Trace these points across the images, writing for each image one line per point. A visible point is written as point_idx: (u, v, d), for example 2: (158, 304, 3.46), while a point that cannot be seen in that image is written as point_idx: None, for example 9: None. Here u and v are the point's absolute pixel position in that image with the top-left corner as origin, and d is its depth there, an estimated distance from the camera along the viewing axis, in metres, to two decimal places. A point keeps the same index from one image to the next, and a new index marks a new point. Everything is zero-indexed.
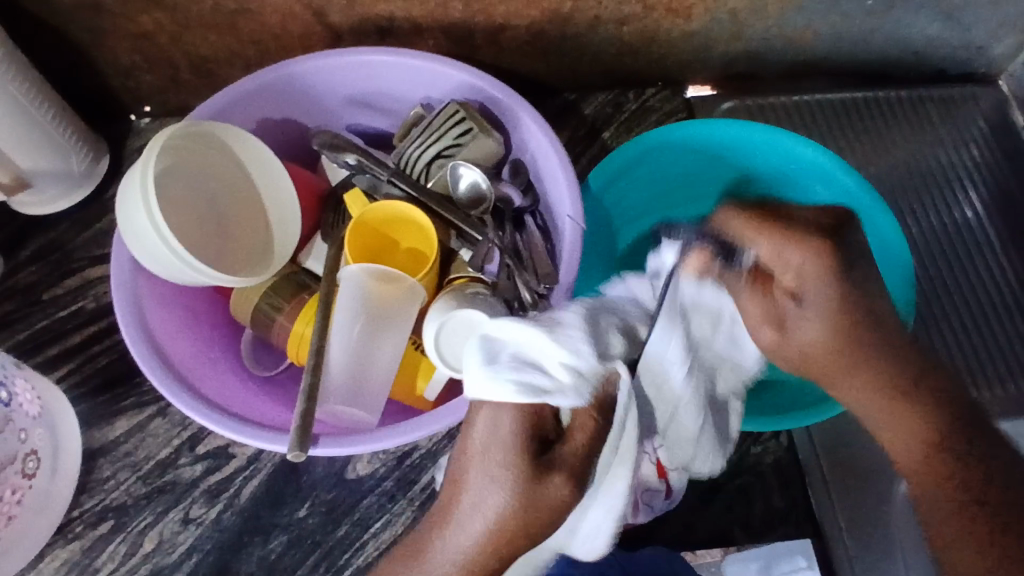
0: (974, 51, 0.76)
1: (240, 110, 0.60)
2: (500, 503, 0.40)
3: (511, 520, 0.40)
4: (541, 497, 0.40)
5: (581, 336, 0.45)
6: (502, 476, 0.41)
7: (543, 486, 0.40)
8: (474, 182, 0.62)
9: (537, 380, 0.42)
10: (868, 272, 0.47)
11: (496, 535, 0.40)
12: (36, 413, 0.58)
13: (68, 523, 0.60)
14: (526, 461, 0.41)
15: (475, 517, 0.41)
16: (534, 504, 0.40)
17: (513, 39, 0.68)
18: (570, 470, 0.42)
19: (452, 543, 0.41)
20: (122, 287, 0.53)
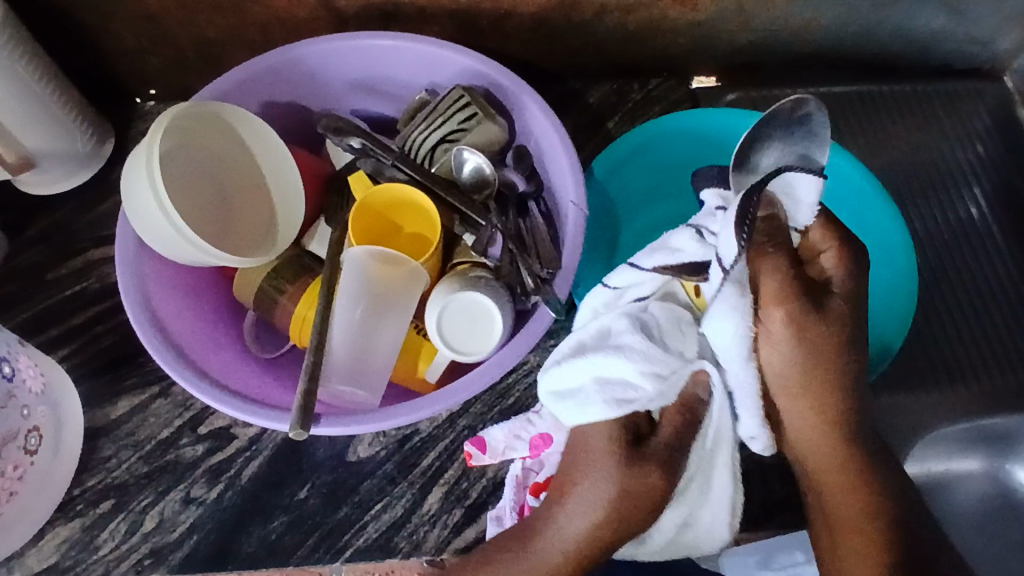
0: (979, 46, 0.76)
1: (246, 92, 0.61)
2: (605, 495, 0.44)
3: (616, 510, 0.44)
4: (637, 481, 0.44)
5: (651, 343, 0.46)
6: (604, 468, 0.44)
7: (638, 475, 0.44)
8: (477, 166, 0.62)
9: (621, 394, 0.46)
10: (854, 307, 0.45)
11: (605, 526, 0.44)
12: (38, 390, 0.58)
13: (69, 501, 0.60)
14: (624, 454, 0.45)
15: (582, 510, 0.45)
16: (635, 494, 0.44)
17: (519, 26, 0.68)
18: (662, 461, 0.45)
19: (563, 535, 0.45)
20: (127, 266, 0.54)
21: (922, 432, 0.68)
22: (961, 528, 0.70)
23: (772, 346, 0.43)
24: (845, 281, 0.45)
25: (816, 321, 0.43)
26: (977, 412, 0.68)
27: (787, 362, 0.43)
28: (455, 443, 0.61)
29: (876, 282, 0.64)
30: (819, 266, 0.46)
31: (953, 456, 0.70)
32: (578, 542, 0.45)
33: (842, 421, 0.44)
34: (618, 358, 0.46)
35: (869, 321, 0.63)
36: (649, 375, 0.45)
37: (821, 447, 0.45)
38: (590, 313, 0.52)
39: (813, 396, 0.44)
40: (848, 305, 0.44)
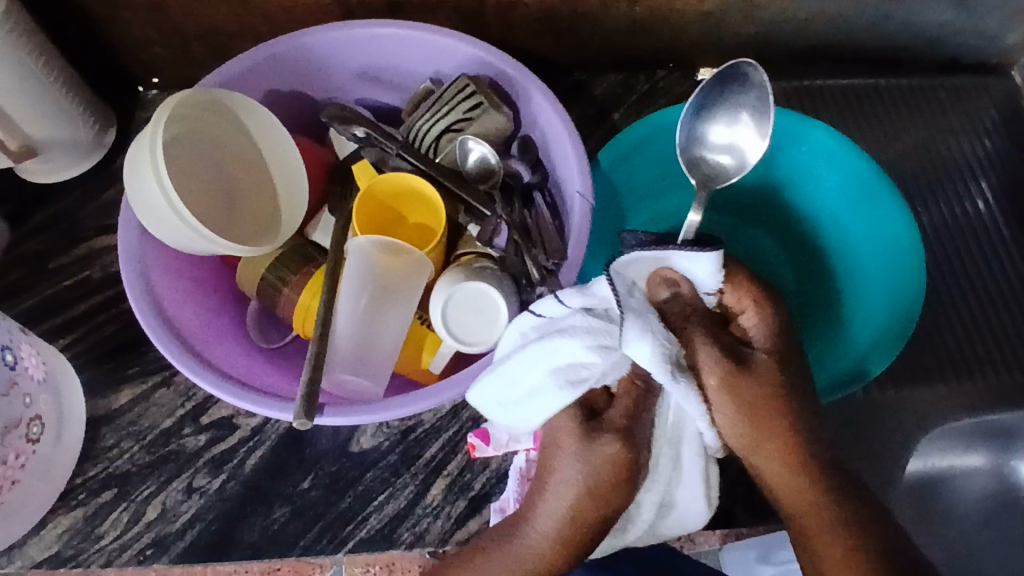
0: (987, 40, 0.76)
1: (250, 80, 0.60)
2: (574, 470, 0.46)
3: (586, 489, 0.46)
4: (597, 453, 0.46)
5: (591, 317, 0.48)
6: (569, 446, 0.47)
7: (600, 449, 0.46)
8: (483, 156, 0.62)
9: (576, 373, 0.47)
10: (783, 362, 0.50)
11: (580, 506, 0.46)
12: (41, 378, 0.58)
13: (72, 490, 0.60)
14: (582, 432, 0.47)
15: (558, 491, 0.47)
16: (599, 470, 0.46)
17: (526, 16, 0.68)
18: (620, 431, 0.46)
19: (543, 520, 0.47)
20: (130, 254, 0.53)
21: (927, 427, 0.67)
22: (964, 524, 0.70)
23: (718, 410, 0.48)
24: (767, 339, 0.50)
25: (747, 379, 0.48)
26: (983, 408, 0.68)
27: (733, 419, 0.48)
28: (458, 435, 0.61)
29: (881, 280, 0.64)
30: (742, 325, 0.50)
31: (958, 452, 0.70)
32: (558, 524, 0.47)
33: (804, 460, 0.48)
34: (565, 339, 0.47)
35: (871, 316, 0.63)
36: (597, 348, 0.47)
37: (794, 486, 0.48)
38: (517, 335, 0.50)
39: (770, 446, 0.48)
40: (776, 361, 0.49)
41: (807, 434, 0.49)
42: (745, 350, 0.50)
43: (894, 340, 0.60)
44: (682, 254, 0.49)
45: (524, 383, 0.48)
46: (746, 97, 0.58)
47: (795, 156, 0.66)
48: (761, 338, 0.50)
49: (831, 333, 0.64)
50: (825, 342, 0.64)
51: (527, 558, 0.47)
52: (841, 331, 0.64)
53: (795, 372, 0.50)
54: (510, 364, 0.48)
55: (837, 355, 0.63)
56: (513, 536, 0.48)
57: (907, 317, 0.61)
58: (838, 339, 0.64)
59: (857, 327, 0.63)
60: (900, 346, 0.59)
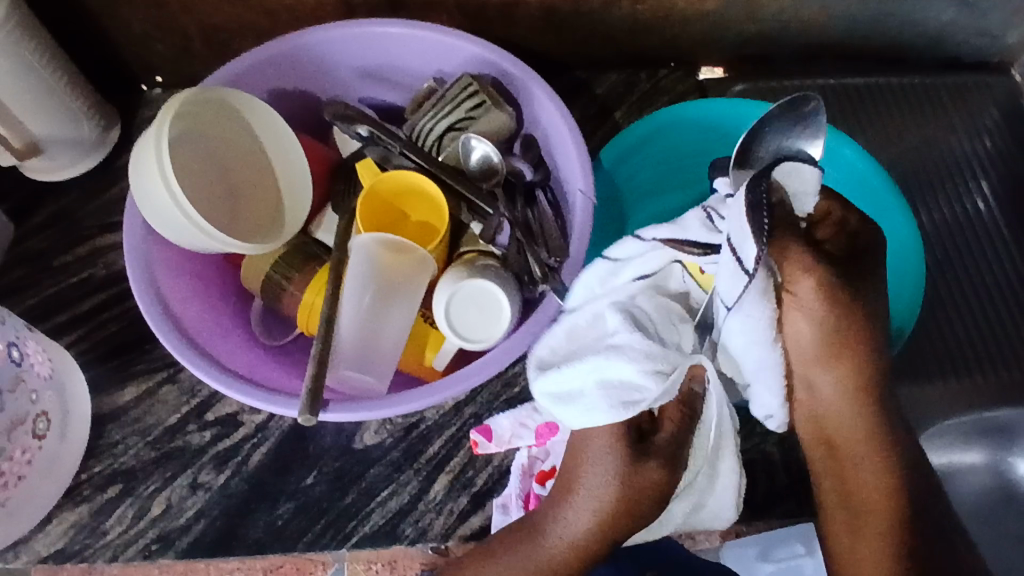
0: (988, 39, 0.76)
1: (254, 78, 0.61)
2: (608, 485, 0.47)
3: (621, 504, 0.47)
4: (638, 476, 0.47)
5: (649, 341, 0.48)
6: (607, 460, 0.47)
7: (641, 469, 0.47)
8: (486, 155, 0.61)
9: (628, 395, 0.47)
10: (873, 285, 0.47)
11: (612, 519, 0.47)
12: (46, 375, 0.58)
13: (77, 486, 0.60)
14: (623, 449, 0.47)
15: (588, 502, 0.48)
16: (639, 487, 0.47)
17: (528, 15, 0.68)
18: (665, 457, 0.48)
19: (570, 528, 0.48)
20: (135, 251, 0.54)
21: (926, 424, 0.68)
22: (963, 521, 0.70)
23: (803, 317, 0.46)
24: (846, 254, 0.48)
25: (843, 289, 0.46)
26: (982, 406, 0.68)
27: (815, 333, 0.46)
28: (461, 431, 0.61)
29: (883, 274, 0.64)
30: (824, 238, 0.48)
31: (957, 448, 0.71)
32: (586, 534, 0.48)
33: (871, 388, 0.47)
34: (620, 360, 0.47)
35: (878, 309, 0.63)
36: (653, 374, 0.47)
37: (858, 412, 0.47)
38: (585, 293, 0.52)
39: (848, 364, 0.47)
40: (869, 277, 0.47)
41: (874, 355, 0.47)
42: (832, 255, 0.47)
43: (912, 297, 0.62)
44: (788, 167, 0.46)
45: (572, 393, 0.48)
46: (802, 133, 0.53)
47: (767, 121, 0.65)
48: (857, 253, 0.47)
49: None
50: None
51: (546, 560, 0.49)
52: None
53: (866, 290, 0.47)
54: (561, 370, 0.49)
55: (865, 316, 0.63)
56: (536, 538, 0.50)
57: (909, 307, 0.62)
58: None
59: None
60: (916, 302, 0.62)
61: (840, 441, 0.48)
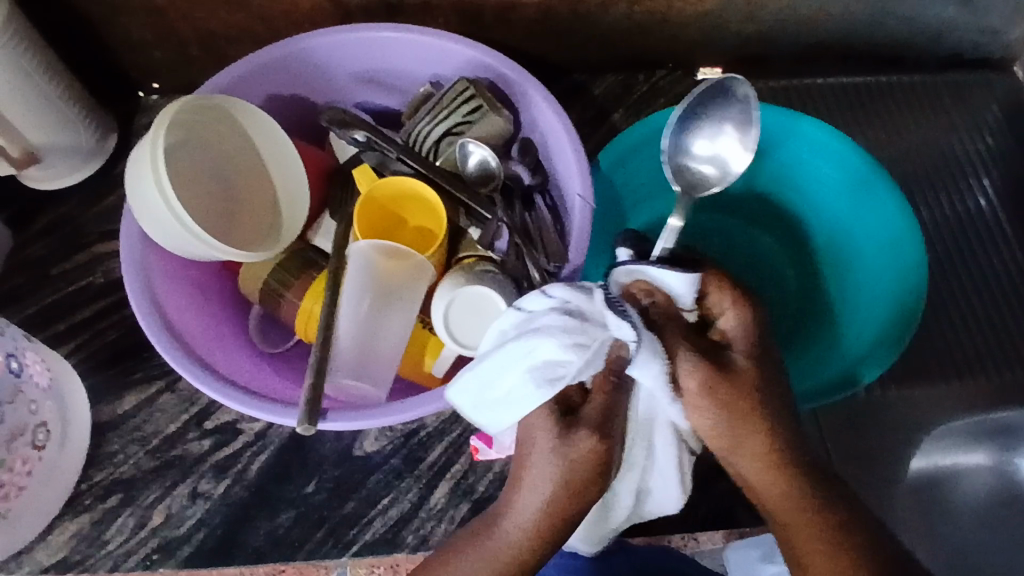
0: (989, 36, 0.75)
1: (251, 84, 0.60)
2: (549, 466, 0.45)
3: (565, 482, 0.45)
4: (571, 449, 0.45)
5: (567, 317, 0.47)
6: (544, 439, 0.46)
7: (578, 445, 0.45)
8: (483, 159, 0.62)
9: (552, 372, 0.46)
10: (764, 366, 0.49)
11: (559, 498, 0.46)
12: (45, 385, 0.58)
13: (77, 496, 0.60)
14: (558, 429, 0.46)
15: (535, 487, 0.46)
16: (581, 461, 0.45)
17: (525, 17, 0.68)
18: (593, 425, 0.46)
19: (522, 512, 0.46)
20: (132, 259, 0.54)
21: (930, 425, 0.67)
22: (969, 523, 0.69)
23: (701, 411, 0.48)
24: (745, 335, 0.49)
25: (728, 383, 0.47)
26: (985, 407, 0.68)
27: (714, 424, 0.48)
28: (461, 438, 0.61)
29: (882, 280, 0.64)
30: (720, 327, 0.50)
31: (962, 450, 0.70)
32: (536, 518, 0.46)
33: (786, 463, 0.47)
34: (541, 338, 0.46)
35: (868, 320, 0.63)
36: (573, 346, 0.46)
37: (776, 487, 0.47)
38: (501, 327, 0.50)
39: (752, 445, 0.47)
40: (755, 362, 0.49)
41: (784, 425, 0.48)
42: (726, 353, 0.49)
43: (893, 342, 0.59)
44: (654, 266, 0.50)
45: (500, 381, 0.47)
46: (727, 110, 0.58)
47: (777, 161, 0.68)
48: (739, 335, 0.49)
49: (829, 331, 0.65)
50: (820, 349, 0.64)
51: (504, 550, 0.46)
52: (841, 328, 0.64)
53: (772, 370, 0.49)
54: (484, 362, 0.48)
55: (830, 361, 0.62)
56: (492, 528, 0.47)
57: (908, 310, 0.60)
58: (831, 342, 0.64)
59: (857, 324, 0.64)
60: (898, 349, 0.59)
61: (771, 509, 0.47)
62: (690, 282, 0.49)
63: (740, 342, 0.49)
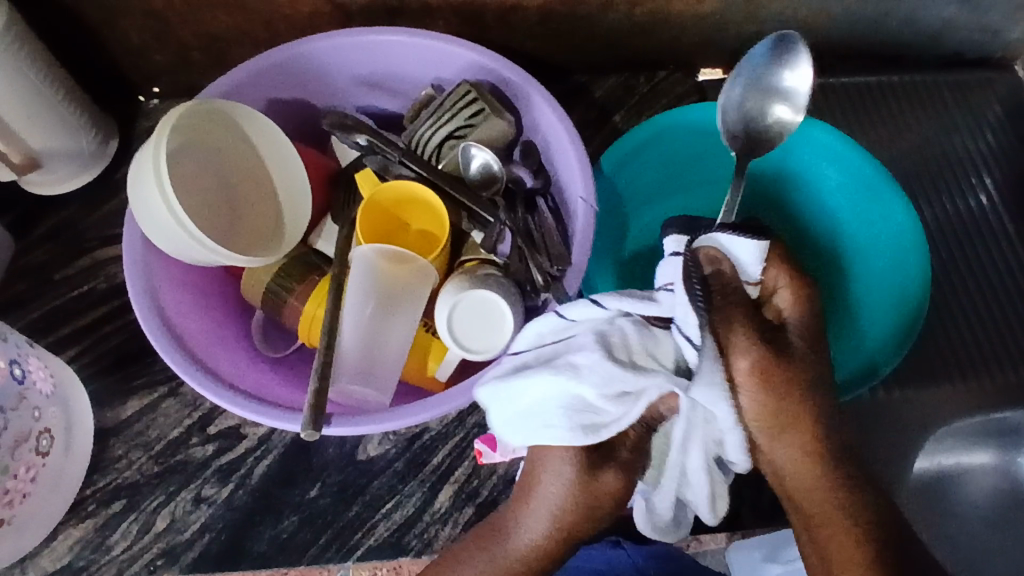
0: (990, 35, 0.75)
1: (252, 88, 0.60)
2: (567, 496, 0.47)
3: (575, 510, 0.47)
4: (595, 486, 0.47)
5: (610, 362, 0.46)
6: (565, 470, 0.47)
7: (598, 479, 0.47)
8: (486, 163, 0.61)
9: (588, 420, 0.46)
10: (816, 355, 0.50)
11: (568, 524, 0.47)
12: (49, 391, 0.58)
13: (81, 502, 0.60)
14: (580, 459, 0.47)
15: (545, 511, 0.47)
16: (594, 494, 0.47)
17: (525, 20, 0.68)
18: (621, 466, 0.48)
19: (530, 530, 0.48)
20: (135, 265, 0.54)
21: (934, 426, 0.67)
22: (972, 522, 0.69)
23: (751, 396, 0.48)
24: (802, 322, 0.50)
25: (781, 372, 0.48)
26: (989, 407, 0.68)
27: (762, 410, 0.48)
28: (464, 441, 0.61)
29: (886, 281, 0.64)
30: (776, 306, 0.50)
31: (965, 449, 0.70)
32: (540, 538, 0.48)
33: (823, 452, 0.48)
34: (580, 382, 0.46)
35: (876, 319, 0.63)
36: (612, 398, 0.46)
37: (813, 476, 0.48)
38: (534, 335, 0.51)
39: (794, 434, 0.48)
40: (809, 346, 0.50)
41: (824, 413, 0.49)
42: (782, 334, 0.50)
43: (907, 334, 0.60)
44: (725, 234, 0.49)
45: (533, 419, 0.47)
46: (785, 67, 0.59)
47: (794, 158, 0.67)
48: (794, 320, 0.50)
49: (841, 324, 0.64)
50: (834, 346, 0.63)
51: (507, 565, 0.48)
52: (852, 329, 0.63)
53: (820, 356, 0.50)
54: (518, 393, 0.47)
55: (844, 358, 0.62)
56: (494, 543, 0.49)
57: (914, 313, 0.61)
58: (846, 336, 0.63)
59: (864, 326, 0.63)
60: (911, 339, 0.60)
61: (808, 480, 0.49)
62: (758, 255, 0.48)
63: (795, 327, 0.50)
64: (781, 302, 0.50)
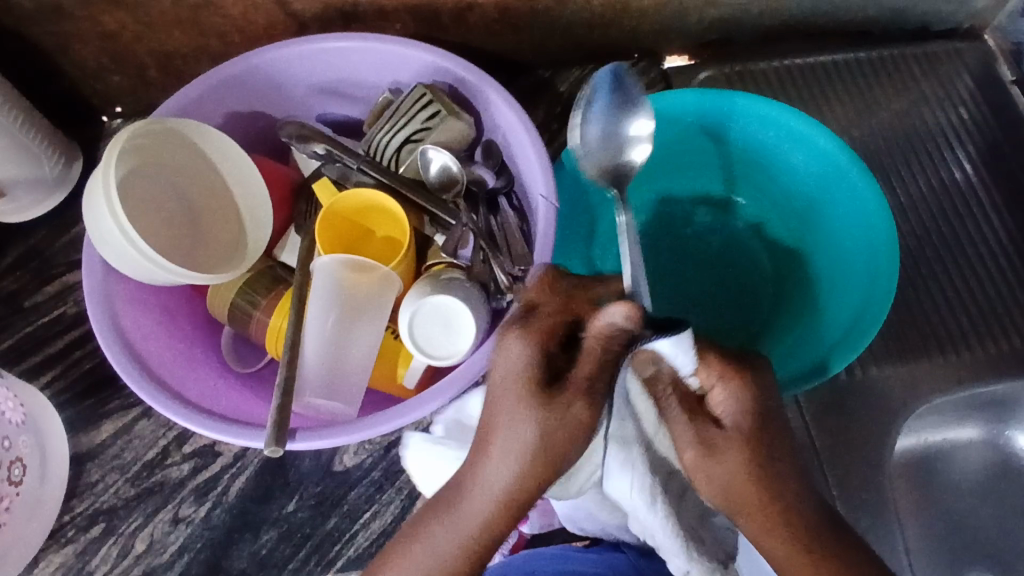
0: (957, 4, 0.74)
1: (206, 105, 0.60)
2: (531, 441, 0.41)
3: (538, 465, 0.41)
4: (552, 432, 0.41)
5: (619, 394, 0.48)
6: (526, 419, 0.41)
7: (560, 411, 0.41)
8: (445, 165, 0.61)
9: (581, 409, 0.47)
10: (775, 446, 0.44)
11: (523, 485, 0.42)
12: (19, 420, 0.58)
13: (60, 528, 0.60)
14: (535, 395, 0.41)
15: (503, 468, 0.42)
16: (563, 434, 0.41)
17: (482, 18, 0.67)
18: (577, 419, 0.41)
19: (492, 483, 0.42)
20: (94, 290, 0.53)
21: (914, 403, 0.66)
22: (963, 500, 0.68)
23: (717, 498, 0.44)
24: (738, 419, 0.44)
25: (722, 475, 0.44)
26: (972, 380, 0.67)
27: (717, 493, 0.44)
28: None
29: (858, 274, 0.61)
30: (713, 403, 0.45)
31: (952, 426, 0.69)
32: (501, 494, 0.42)
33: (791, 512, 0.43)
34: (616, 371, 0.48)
35: (851, 303, 0.61)
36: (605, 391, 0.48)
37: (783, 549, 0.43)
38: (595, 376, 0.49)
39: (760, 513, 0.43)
40: (750, 438, 0.44)
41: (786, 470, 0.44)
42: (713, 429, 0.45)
43: (867, 329, 0.57)
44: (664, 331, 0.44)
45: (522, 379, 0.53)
46: (625, 97, 0.58)
47: (767, 138, 0.64)
48: (732, 424, 0.44)
49: (803, 330, 0.63)
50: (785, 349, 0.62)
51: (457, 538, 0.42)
52: (817, 330, 0.62)
53: (772, 451, 0.44)
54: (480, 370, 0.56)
55: (812, 345, 0.61)
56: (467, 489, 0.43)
57: (879, 305, 0.57)
58: (806, 338, 0.62)
59: (834, 318, 0.61)
60: (870, 336, 0.56)
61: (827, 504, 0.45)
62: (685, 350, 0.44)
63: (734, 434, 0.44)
64: (717, 401, 0.45)
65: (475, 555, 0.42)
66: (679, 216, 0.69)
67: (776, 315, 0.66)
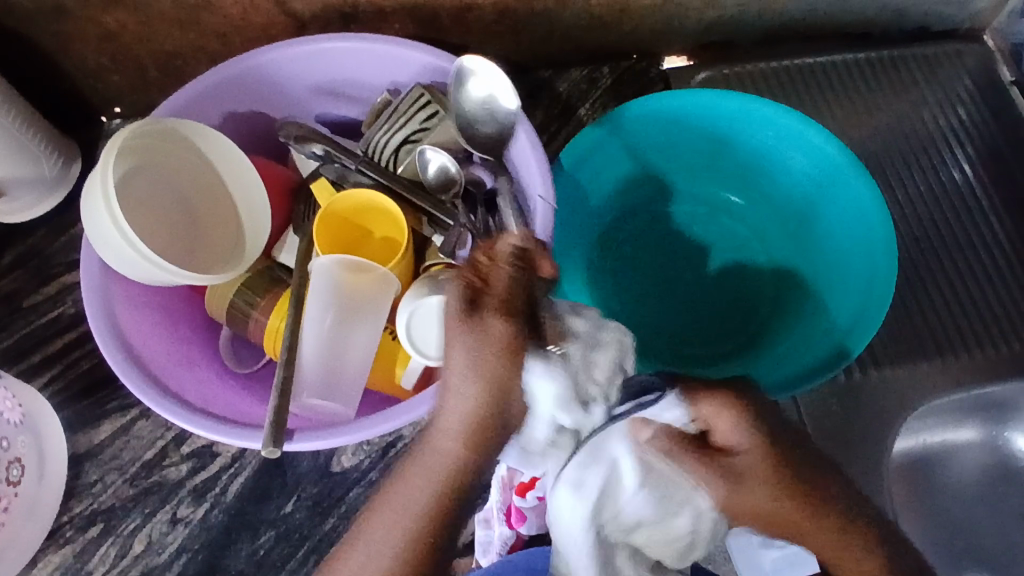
0: (957, 5, 0.74)
1: (205, 105, 0.60)
2: (467, 368, 0.42)
3: (485, 400, 0.42)
4: (486, 350, 0.42)
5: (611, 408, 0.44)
6: (461, 339, 0.43)
7: (484, 333, 0.42)
8: (443, 165, 0.61)
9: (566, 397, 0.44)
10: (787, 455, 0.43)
11: (480, 420, 0.42)
12: (17, 420, 0.58)
13: (59, 528, 0.60)
14: (464, 321, 0.43)
15: (456, 400, 0.43)
16: (497, 358, 0.42)
17: (481, 19, 0.67)
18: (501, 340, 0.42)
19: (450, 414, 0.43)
20: (92, 290, 0.53)
21: (913, 404, 0.66)
22: (961, 501, 0.69)
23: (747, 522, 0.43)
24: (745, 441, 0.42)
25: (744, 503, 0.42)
26: (970, 382, 0.67)
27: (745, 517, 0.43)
28: None
29: (857, 267, 0.61)
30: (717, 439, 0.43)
31: (951, 427, 0.69)
32: (462, 423, 0.43)
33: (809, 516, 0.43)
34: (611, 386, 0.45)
35: (854, 294, 0.61)
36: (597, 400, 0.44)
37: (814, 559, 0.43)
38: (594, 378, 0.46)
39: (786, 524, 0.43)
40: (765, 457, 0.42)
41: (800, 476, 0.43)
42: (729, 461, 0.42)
43: (875, 319, 0.57)
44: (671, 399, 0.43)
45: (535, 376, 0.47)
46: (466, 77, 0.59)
47: (765, 137, 0.64)
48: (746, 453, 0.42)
49: (811, 321, 0.63)
50: (795, 341, 0.62)
51: (426, 478, 0.43)
52: (824, 319, 0.62)
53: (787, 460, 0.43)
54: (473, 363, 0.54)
55: (819, 335, 0.61)
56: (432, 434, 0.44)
57: (882, 296, 0.58)
58: (815, 328, 0.62)
59: (839, 309, 0.61)
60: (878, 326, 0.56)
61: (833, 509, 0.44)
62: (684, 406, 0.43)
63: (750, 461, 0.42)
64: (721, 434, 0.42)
65: (436, 490, 0.43)
66: (685, 215, 0.69)
67: (782, 310, 0.66)
